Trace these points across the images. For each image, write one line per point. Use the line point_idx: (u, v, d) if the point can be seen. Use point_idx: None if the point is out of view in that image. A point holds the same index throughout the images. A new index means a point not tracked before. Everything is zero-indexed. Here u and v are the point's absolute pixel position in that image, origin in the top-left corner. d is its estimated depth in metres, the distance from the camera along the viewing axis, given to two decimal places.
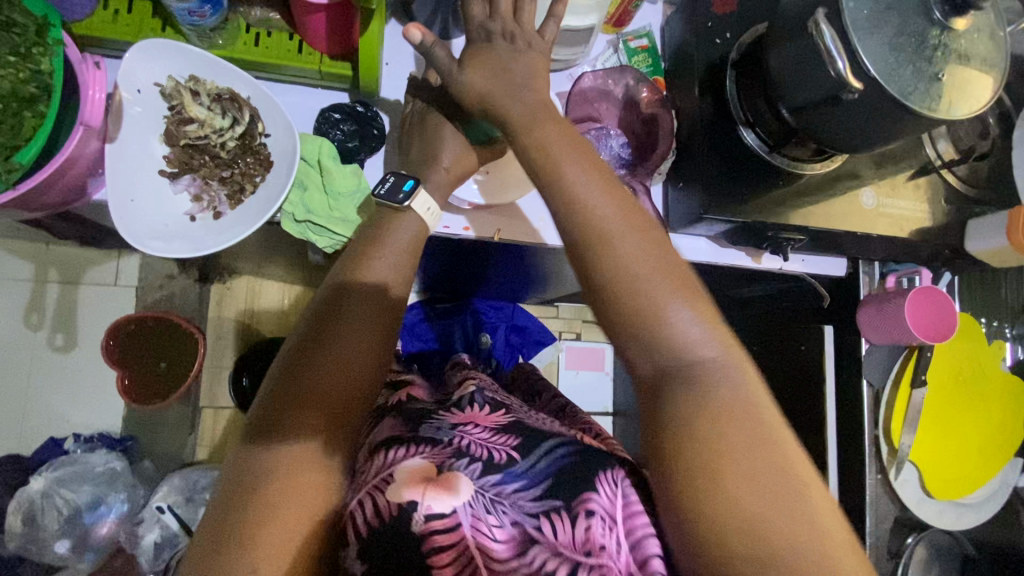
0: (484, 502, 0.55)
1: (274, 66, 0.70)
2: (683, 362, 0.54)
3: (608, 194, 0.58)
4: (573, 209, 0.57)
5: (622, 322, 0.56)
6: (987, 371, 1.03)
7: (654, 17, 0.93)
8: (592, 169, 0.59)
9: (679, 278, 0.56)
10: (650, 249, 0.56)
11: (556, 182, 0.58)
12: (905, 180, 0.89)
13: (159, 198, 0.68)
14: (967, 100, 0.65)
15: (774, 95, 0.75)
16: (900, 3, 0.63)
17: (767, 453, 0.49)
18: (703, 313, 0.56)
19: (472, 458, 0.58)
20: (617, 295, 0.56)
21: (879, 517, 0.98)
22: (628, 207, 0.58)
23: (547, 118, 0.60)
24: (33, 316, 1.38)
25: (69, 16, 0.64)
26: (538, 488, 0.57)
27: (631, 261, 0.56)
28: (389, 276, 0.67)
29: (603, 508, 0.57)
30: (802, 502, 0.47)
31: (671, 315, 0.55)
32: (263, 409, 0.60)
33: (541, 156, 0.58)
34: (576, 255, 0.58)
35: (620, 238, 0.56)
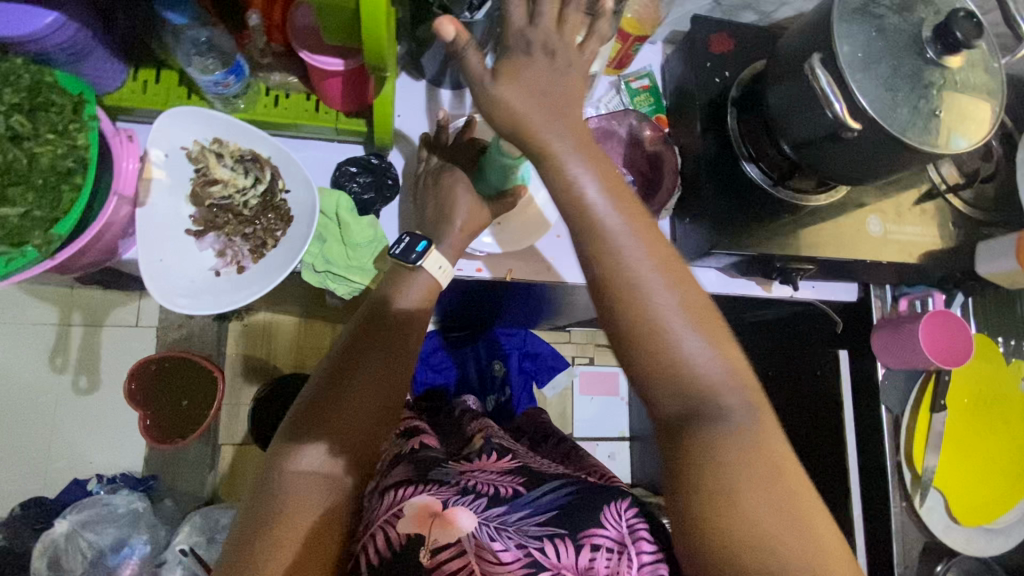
0: (488, 530, 0.56)
1: (292, 125, 0.73)
2: (706, 403, 0.54)
3: (642, 236, 0.55)
4: (603, 252, 0.55)
5: (650, 372, 0.55)
6: (1008, 391, 1.02)
7: (654, 58, 0.97)
8: (622, 206, 0.56)
9: (711, 323, 0.55)
10: (686, 296, 0.55)
11: (595, 227, 0.55)
12: (911, 205, 0.90)
13: (186, 255, 0.71)
14: (967, 132, 0.66)
15: (775, 133, 0.77)
16: (893, 43, 0.65)
17: (774, 485, 0.50)
18: (730, 357, 0.55)
19: (478, 494, 0.60)
20: (642, 340, 0.54)
21: (907, 544, 0.96)
22: (663, 250, 0.56)
23: (590, 157, 0.55)
24: (58, 359, 1.42)
25: (102, 88, 0.67)
26: (542, 515, 0.58)
27: (665, 305, 0.54)
28: (407, 305, 0.68)
29: (610, 539, 0.56)
30: (803, 517, 0.50)
31: (694, 361, 0.54)
32: (288, 433, 0.62)
33: (577, 203, 0.55)
34: (605, 301, 0.56)
35: (653, 286, 0.54)
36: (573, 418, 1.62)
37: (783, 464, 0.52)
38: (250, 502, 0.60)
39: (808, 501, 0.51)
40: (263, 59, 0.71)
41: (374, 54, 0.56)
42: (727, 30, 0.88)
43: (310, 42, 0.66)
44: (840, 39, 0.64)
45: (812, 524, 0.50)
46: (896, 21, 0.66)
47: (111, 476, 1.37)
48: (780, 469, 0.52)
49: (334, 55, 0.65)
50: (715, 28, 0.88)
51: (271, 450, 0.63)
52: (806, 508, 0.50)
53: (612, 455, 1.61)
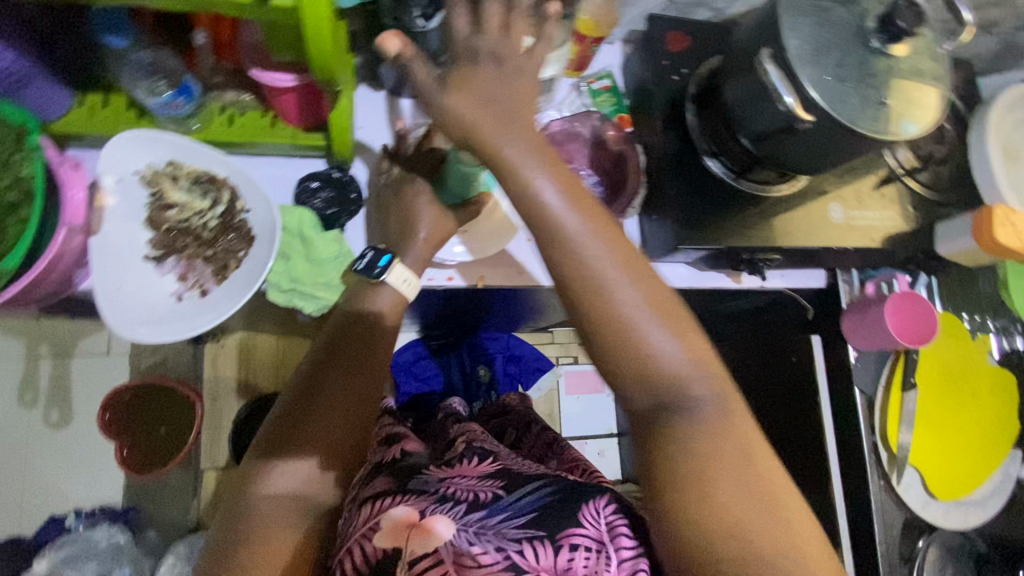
0: (467, 536, 0.56)
1: (249, 142, 0.71)
2: (677, 395, 0.55)
3: (604, 236, 0.57)
4: (563, 251, 0.56)
5: (621, 365, 0.56)
6: (975, 365, 1.05)
7: (613, 58, 0.98)
8: (584, 209, 0.57)
9: (674, 318, 0.56)
10: (649, 291, 0.56)
11: (554, 232, 0.56)
12: (871, 190, 0.92)
13: (144, 282, 0.69)
14: (917, 117, 0.68)
15: (734, 127, 0.78)
16: (840, 35, 0.66)
17: (750, 468, 0.51)
18: (694, 349, 0.56)
19: (456, 500, 0.60)
20: (613, 336, 0.56)
21: (887, 523, 0.98)
22: (625, 248, 0.57)
23: (546, 162, 0.57)
24: (27, 394, 1.37)
25: (45, 115, 0.65)
26: (523, 517, 0.57)
27: (628, 303, 0.55)
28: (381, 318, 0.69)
29: (589, 539, 0.55)
30: (777, 506, 0.50)
31: (663, 353, 0.55)
32: (260, 453, 0.61)
33: (531, 206, 0.56)
34: (569, 299, 0.57)
35: (617, 284, 0.56)
36: (560, 418, 1.62)
37: (756, 448, 0.53)
38: (221, 526, 0.58)
39: (779, 482, 0.52)
40: (214, 78, 0.70)
41: (322, 70, 0.54)
42: (683, 27, 0.89)
43: (259, 59, 0.64)
44: (788, 32, 0.65)
45: (784, 506, 0.50)
46: (841, 13, 0.67)
47: (90, 510, 1.33)
48: (752, 453, 0.53)
49: (285, 71, 0.64)
50: (670, 26, 0.89)
51: (242, 472, 0.62)
52: (779, 495, 0.51)
53: (601, 452, 1.62)
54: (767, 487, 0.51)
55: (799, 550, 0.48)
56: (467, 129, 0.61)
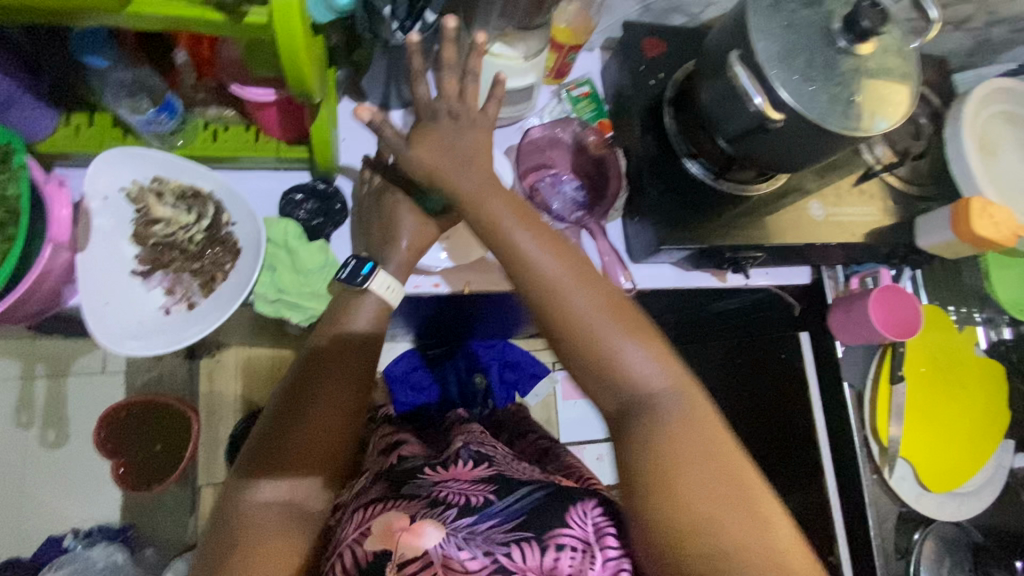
0: (456, 541, 0.56)
1: (233, 157, 0.73)
2: (635, 396, 0.56)
3: (555, 250, 0.59)
4: (517, 265, 0.59)
5: (588, 373, 0.58)
6: (963, 357, 1.06)
7: (592, 65, 1.00)
8: (531, 225, 0.60)
9: (629, 319, 0.57)
10: (602, 296, 0.58)
11: (509, 250, 0.59)
12: (850, 187, 0.93)
13: (132, 297, 0.70)
14: (886, 113, 0.69)
15: (710, 129, 0.79)
16: (807, 35, 0.68)
17: (718, 472, 0.51)
18: (653, 350, 0.57)
19: (448, 505, 0.60)
20: (569, 347, 0.58)
21: (881, 516, 0.98)
22: (574, 259, 0.59)
23: (495, 192, 0.61)
24: (23, 414, 1.38)
25: (32, 137, 0.67)
26: (513, 521, 0.58)
27: (581, 308, 0.57)
28: (363, 322, 0.69)
29: (576, 539, 0.57)
30: (748, 504, 0.50)
31: (620, 358, 0.56)
32: (248, 459, 0.62)
33: (488, 224, 0.60)
34: (531, 305, 0.59)
35: (571, 292, 0.57)
36: (557, 423, 1.62)
37: (725, 447, 0.53)
38: (211, 534, 0.59)
39: (751, 481, 0.52)
40: (196, 95, 0.71)
41: (297, 83, 0.54)
42: (658, 33, 0.91)
43: (239, 74, 0.66)
44: (755, 35, 0.67)
45: (755, 508, 0.50)
46: (807, 15, 0.69)
47: (88, 529, 1.33)
48: (722, 452, 0.53)
49: (266, 86, 0.65)
50: (646, 32, 0.91)
51: (231, 480, 0.62)
52: (752, 492, 0.51)
53: (600, 457, 1.62)
54: (739, 482, 0.51)
55: (773, 547, 0.49)
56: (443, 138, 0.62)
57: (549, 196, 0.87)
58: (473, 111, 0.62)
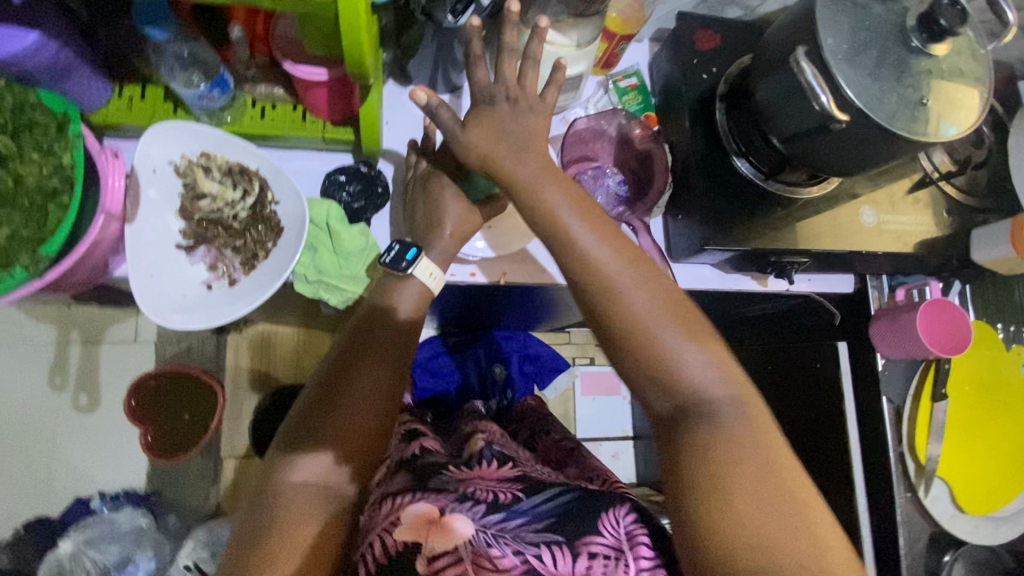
0: (486, 537, 0.56)
1: (280, 135, 0.73)
2: (691, 398, 0.55)
3: (614, 242, 0.58)
4: (579, 256, 0.58)
5: (640, 370, 0.57)
6: (1009, 376, 1.02)
7: (641, 56, 0.97)
8: (589, 217, 0.59)
9: (686, 318, 0.57)
10: (659, 292, 0.57)
11: (568, 240, 0.58)
12: (904, 194, 0.89)
13: (176, 271, 0.70)
14: (956, 119, 0.66)
15: (764, 126, 0.76)
16: (878, 32, 0.65)
17: (770, 479, 0.49)
18: (710, 351, 0.57)
19: (477, 500, 0.59)
20: (623, 339, 0.57)
21: (913, 535, 0.95)
22: (630, 250, 0.59)
23: (554, 179, 0.59)
24: (57, 378, 1.41)
25: (86, 106, 0.67)
26: (543, 522, 0.57)
27: (640, 305, 0.56)
28: (403, 310, 0.69)
29: (608, 547, 0.55)
30: (802, 516, 0.48)
31: (677, 355, 0.56)
32: (286, 445, 0.62)
33: (546, 215, 0.58)
34: (586, 302, 0.59)
35: (630, 290, 0.57)
36: (575, 418, 1.61)
37: (777, 452, 0.52)
38: (247, 515, 0.59)
39: (802, 488, 0.50)
40: (248, 72, 0.71)
41: (355, 62, 0.54)
42: (712, 26, 0.88)
43: (292, 52, 0.65)
44: (824, 30, 0.64)
45: (808, 514, 0.49)
46: (880, 11, 0.66)
47: (114, 493, 1.37)
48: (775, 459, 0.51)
49: (318, 64, 0.65)
50: (700, 24, 0.88)
51: (268, 463, 0.63)
52: (804, 500, 0.49)
53: (616, 455, 1.60)
54: (794, 493, 0.49)
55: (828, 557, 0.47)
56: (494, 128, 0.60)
57: (591, 190, 0.86)
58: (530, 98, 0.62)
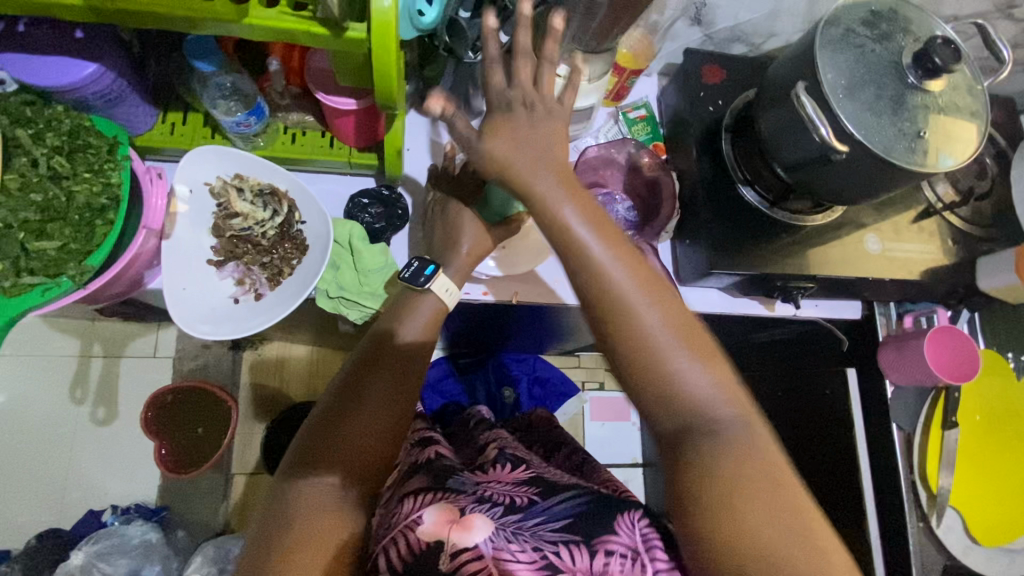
0: (505, 534, 0.57)
1: (308, 159, 0.78)
2: (700, 420, 0.56)
3: (630, 264, 0.59)
4: (595, 277, 0.57)
5: (645, 389, 0.58)
6: (1021, 405, 1.01)
7: (650, 89, 1.01)
8: (609, 239, 0.59)
9: (699, 341, 0.58)
10: (671, 315, 0.58)
11: (583, 260, 0.58)
12: (909, 223, 0.92)
13: (206, 285, 0.75)
14: (954, 151, 0.69)
15: (768, 156, 0.80)
16: (875, 69, 0.69)
17: (776, 496, 0.51)
18: (719, 375, 0.57)
19: (494, 502, 0.61)
20: (633, 359, 0.57)
21: (927, 567, 0.94)
22: (645, 273, 0.59)
23: (571, 195, 0.60)
24: (78, 391, 1.45)
25: (131, 130, 0.72)
26: (559, 521, 0.59)
27: (651, 327, 0.57)
28: (409, 335, 0.71)
29: (624, 546, 0.57)
30: (807, 532, 0.50)
31: (686, 378, 0.56)
32: (300, 454, 0.63)
33: (561, 230, 0.59)
34: (598, 323, 0.59)
35: (644, 310, 0.57)
36: (584, 443, 1.61)
37: (781, 466, 0.54)
38: (264, 521, 0.61)
39: (808, 507, 0.51)
40: (281, 100, 0.76)
41: (384, 93, 0.58)
42: (719, 61, 0.93)
43: (324, 83, 0.70)
44: (824, 67, 0.67)
45: (812, 530, 0.50)
46: (877, 49, 0.70)
47: (126, 507, 1.38)
48: (779, 479, 0.53)
49: (346, 94, 0.69)
50: (707, 59, 0.93)
51: (282, 472, 0.64)
52: (807, 518, 0.51)
53: (625, 481, 1.59)
54: (798, 509, 0.51)
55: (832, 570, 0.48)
56: (510, 135, 0.60)
57: None
58: (548, 102, 0.61)
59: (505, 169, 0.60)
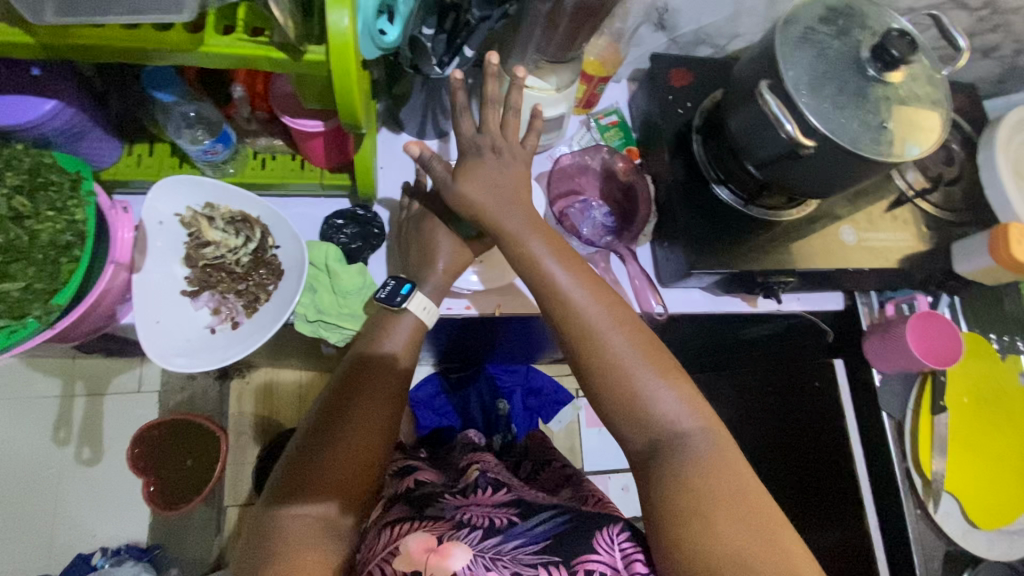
0: (483, 562, 0.57)
1: (280, 184, 0.77)
2: (666, 435, 0.57)
3: (592, 287, 0.62)
4: (556, 300, 0.61)
5: (616, 410, 0.59)
6: (1006, 386, 1.02)
7: (620, 95, 1.03)
8: (569, 264, 0.63)
9: (661, 362, 0.60)
10: (634, 337, 0.60)
11: (548, 284, 0.62)
12: (882, 212, 0.93)
13: (181, 317, 0.73)
14: (918, 139, 0.70)
15: (740, 156, 0.81)
16: (836, 65, 0.70)
17: (739, 499, 0.52)
18: (684, 391, 0.59)
19: (472, 527, 0.61)
20: (596, 380, 0.60)
21: (928, 554, 0.93)
22: (610, 298, 0.62)
23: (536, 232, 0.63)
24: (60, 432, 1.40)
25: (98, 164, 0.71)
26: (538, 544, 0.58)
27: (617, 348, 0.59)
28: (399, 354, 0.71)
29: (604, 564, 0.56)
30: (774, 539, 0.50)
31: (651, 396, 0.58)
32: (281, 484, 0.62)
33: (528, 259, 0.62)
34: (567, 345, 0.62)
35: (607, 333, 0.60)
36: (581, 451, 1.59)
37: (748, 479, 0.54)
38: (246, 554, 0.59)
39: (777, 520, 0.51)
40: (249, 126, 0.75)
41: (349, 114, 0.58)
42: (685, 65, 0.94)
43: (291, 107, 0.69)
44: (785, 65, 0.69)
45: (780, 543, 0.50)
46: (835, 44, 0.71)
47: (116, 548, 1.34)
48: (743, 488, 0.53)
49: (314, 117, 0.69)
50: (673, 64, 0.94)
51: (263, 502, 0.62)
52: (772, 523, 0.51)
53: (625, 487, 1.57)
54: (763, 519, 0.51)
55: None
56: (480, 180, 0.64)
57: (579, 221, 0.90)
58: (515, 146, 0.66)
59: (474, 204, 0.64)
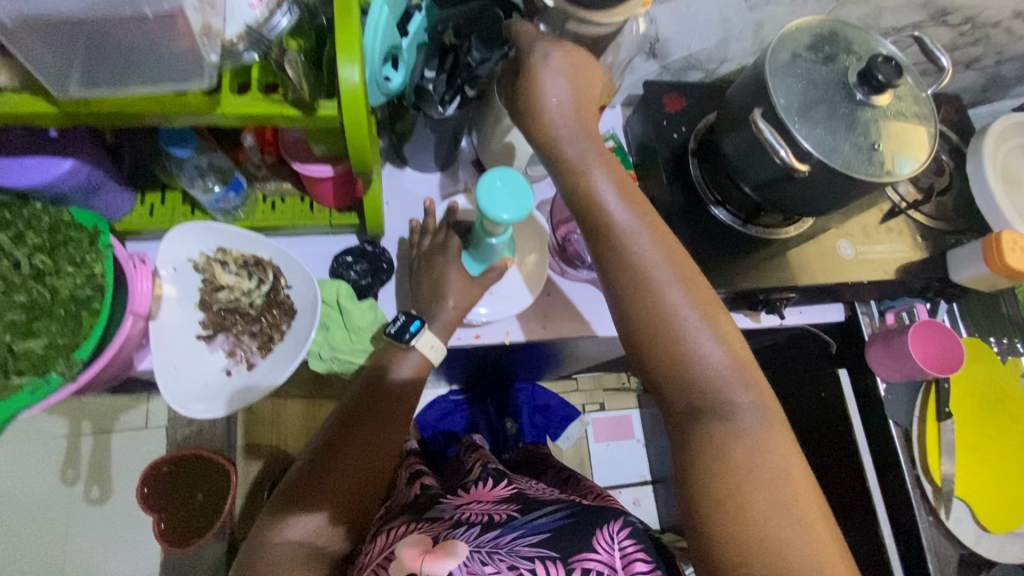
0: (480, 557, 0.57)
1: (290, 226, 0.79)
2: (711, 400, 0.58)
3: (664, 244, 0.63)
4: (617, 252, 0.63)
5: (663, 368, 0.60)
6: (1008, 389, 1.03)
7: (615, 120, 1.05)
8: (640, 213, 0.64)
9: (721, 323, 0.61)
10: (697, 296, 0.61)
11: (613, 233, 0.63)
12: (877, 224, 0.95)
13: (197, 360, 0.74)
14: (910, 157, 0.72)
15: (736, 178, 0.83)
16: (825, 91, 0.72)
17: (775, 481, 0.52)
18: (738, 355, 0.60)
19: (470, 524, 0.63)
20: (652, 336, 0.61)
21: (942, 560, 0.94)
22: (678, 257, 0.63)
23: (605, 167, 0.64)
24: (68, 472, 1.40)
25: (112, 216, 0.73)
26: (536, 536, 0.59)
27: (677, 304, 0.60)
28: (401, 372, 0.74)
29: (602, 563, 0.57)
30: (805, 520, 0.51)
31: (704, 355, 0.59)
32: (285, 496, 0.67)
33: (596, 204, 0.63)
34: (620, 303, 0.63)
35: (669, 287, 0.61)
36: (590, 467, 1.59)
37: (788, 462, 0.54)
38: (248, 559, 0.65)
39: (813, 504, 0.52)
40: (259, 172, 0.78)
41: (360, 160, 0.59)
42: (678, 90, 0.97)
43: (300, 153, 0.71)
44: (777, 93, 0.71)
45: (812, 524, 0.51)
46: (823, 70, 0.73)
47: None
48: (788, 475, 0.53)
49: (322, 162, 0.71)
50: (666, 89, 0.96)
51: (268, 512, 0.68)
52: (807, 505, 0.52)
53: (637, 501, 1.58)
54: (799, 500, 0.52)
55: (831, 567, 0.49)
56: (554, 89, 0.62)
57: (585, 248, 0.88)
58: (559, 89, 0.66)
59: None
